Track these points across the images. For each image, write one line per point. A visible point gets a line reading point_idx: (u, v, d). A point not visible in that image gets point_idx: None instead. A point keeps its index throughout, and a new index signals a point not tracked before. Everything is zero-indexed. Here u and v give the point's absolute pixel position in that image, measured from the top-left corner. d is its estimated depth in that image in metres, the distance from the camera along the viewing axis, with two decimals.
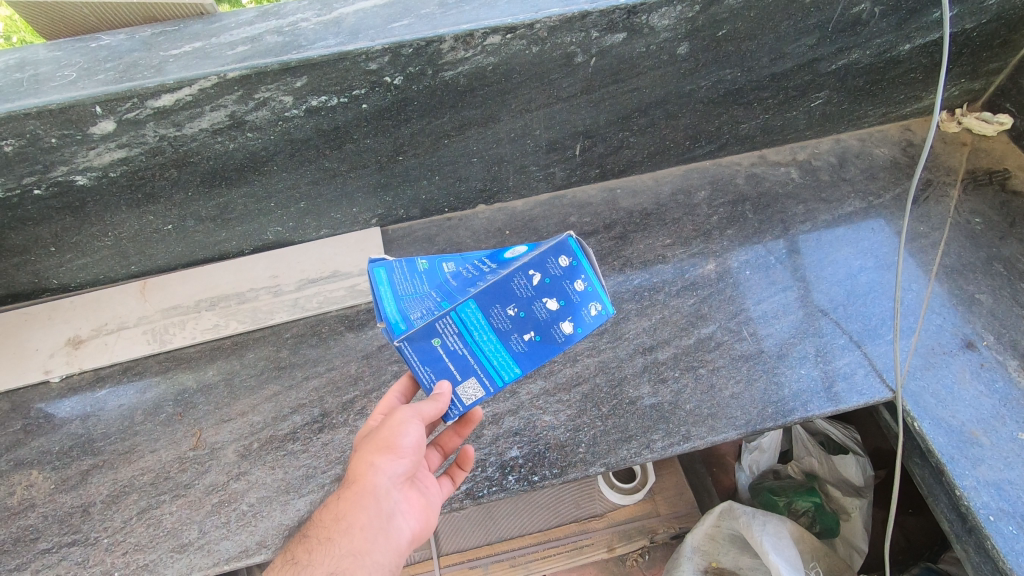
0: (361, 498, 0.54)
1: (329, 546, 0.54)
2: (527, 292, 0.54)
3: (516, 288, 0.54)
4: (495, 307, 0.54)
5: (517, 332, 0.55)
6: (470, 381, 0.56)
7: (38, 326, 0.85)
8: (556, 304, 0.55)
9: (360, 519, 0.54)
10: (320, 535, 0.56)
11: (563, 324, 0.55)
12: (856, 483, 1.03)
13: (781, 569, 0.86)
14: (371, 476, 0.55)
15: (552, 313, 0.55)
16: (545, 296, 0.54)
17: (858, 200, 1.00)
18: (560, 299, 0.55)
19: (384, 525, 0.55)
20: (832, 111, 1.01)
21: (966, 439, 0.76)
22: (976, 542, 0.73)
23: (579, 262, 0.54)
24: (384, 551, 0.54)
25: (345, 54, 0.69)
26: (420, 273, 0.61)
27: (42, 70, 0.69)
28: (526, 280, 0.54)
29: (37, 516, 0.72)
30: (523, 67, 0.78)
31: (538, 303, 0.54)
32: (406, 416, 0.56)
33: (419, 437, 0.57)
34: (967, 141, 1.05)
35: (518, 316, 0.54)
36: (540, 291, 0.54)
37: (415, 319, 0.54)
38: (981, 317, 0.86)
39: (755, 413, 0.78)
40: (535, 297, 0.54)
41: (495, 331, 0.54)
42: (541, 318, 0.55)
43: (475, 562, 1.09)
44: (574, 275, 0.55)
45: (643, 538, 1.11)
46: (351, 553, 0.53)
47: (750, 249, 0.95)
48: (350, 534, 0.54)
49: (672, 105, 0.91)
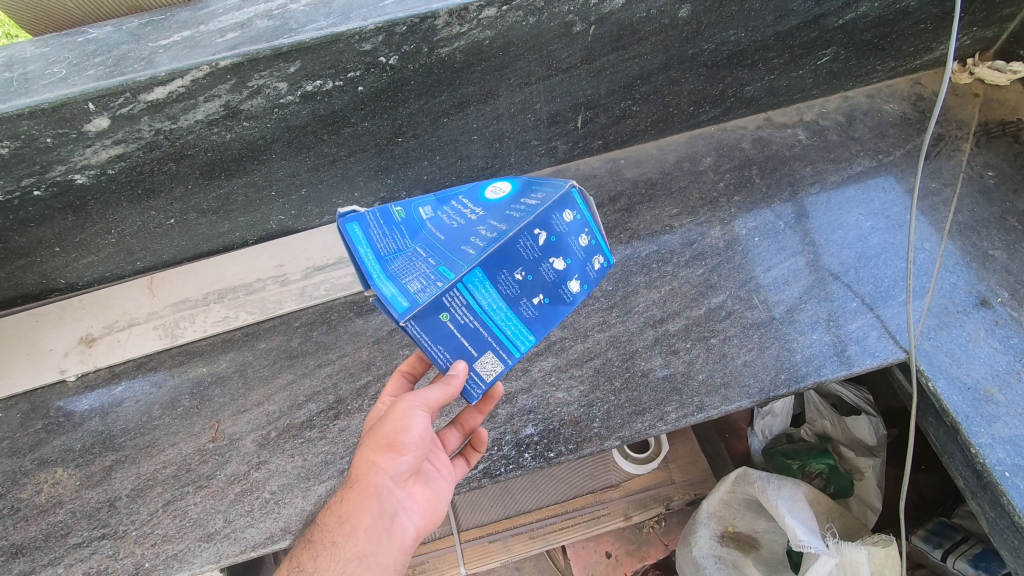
0: (364, 500, 0.56)
1: (334, 551, 0.56)
2: (533, 254, 0.53)
3: (523, 251, 0.52)
4: (502, 273, 0.52)
5: (526, 297, 0.54)
6: (487, 355, 0.54)
7: (49, 326, 0.85)
8: (564, 263, 0.55)
9: (364, 520, 0.57)
10: (326, 538, 0.59)
11: (571, 283, 0.56)
12: (869, 443, 1.04)
13: (798, 533, 0.86)
14: (374, 477, 0.57)
15: (560, 273, 0.55)
16: (552, 256, 0.54)
17: (868, 158, 0.98)
18: (567, 257, 0.55)
19: (387, 525, 0.57)
20: (839, 68, 0.98)
21: (981, 397, 0.76)
22: (991, 498, 0.74)
23: (583, 217, 0.56)
24: (388, 552, 0.57)
25: (338, 35, 0.67)
26: (397, 225, 0.59)
27: (31, 68, 0.68)
28: (533, 241, 0.53)
29: (65, 512, 0.74)
30: (521, 39, 0.76)
31: (545, 264, 0.54)
32: (407, 410, 0.57)
33: (425, 431, 0.57)
34: (979, 92, 1.02)
35: (526, 280, 0.53)
36: (547, 252, 0.53)
37: (418, 293, 0.49)
38: (996, 274, 0.85)
39: (768, 380, 0.78)
40: (542, 258, 0.53)
41: (503, 299, 0.53)
42: (549, 279, 0.54)
43: (495, 535, 1.11)
44: (578, 231, 0.56)
45: (659, 505, 1.12)
46: (356, 557, 0.56)
47: (758, 214, 0.93)
48: (355, 536, 0.56)
49: (674, 70, 0.88)
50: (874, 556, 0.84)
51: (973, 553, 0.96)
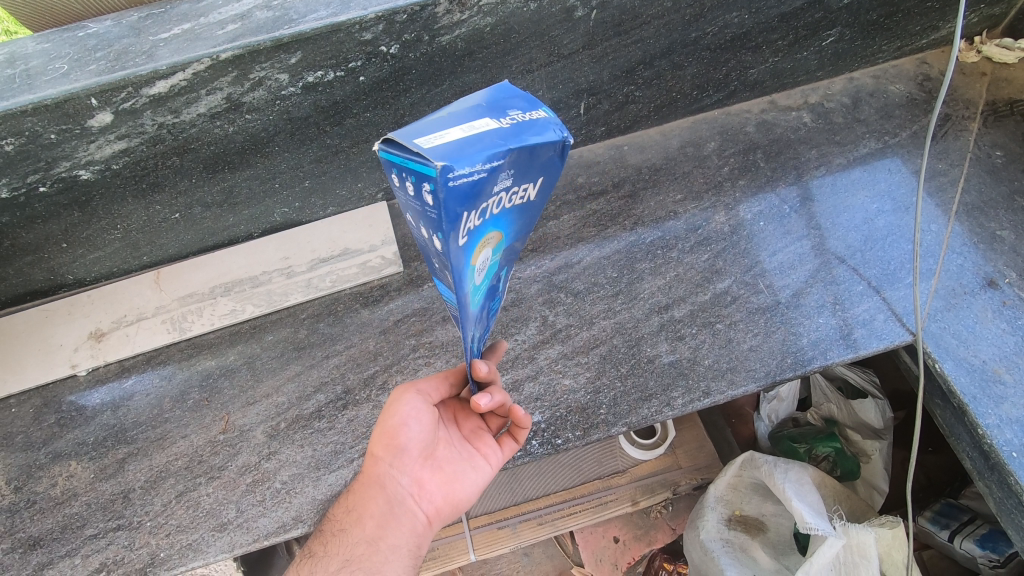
0: (368, 489, 0.60)
1: (343, 537, 0.60)
2: (416, 235, 0.43)
3: (415, 238, 0.44)
4: (428, 264, 0.47)
5: (444, 275, 0.45)
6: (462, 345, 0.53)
7: (59, 321, 0.86)
8: (423, 226, 0.40)
9: (370, 507, 0.59)
10: (337, 528, 0.62)
11: (436, 241, 0.40)
12: (875, 426, 1.05)
13: (805, 515, 0.86)
14: (374, 464, 0.60)
15: (428, 238, 0.41)
16: (417, 226, 0.41)
17: (874, 140, 0.97)
18: (420, 218, 0.39)
19: (393, 510, 0.59)
20: (844, 49, 0.97)
21: (989, 378, 0.76)
22: (998, 478, 0.74)
23: (393, 166, 0.36)
24: (397, 535, 0.58)
25: (339, 25, 0.67)
26: None
27: (33, 63, 0.68)
28: (409, 223, 0.43)
29: (81, 504, 0.75)
30: (522, 25, 0.76)
31: (422, 237, 0.42)
32: (396, 397, 0.60)
33: (415, 412, 0.59)
34: (987, 71, 1.01)
35: (434, 262, 0.44)
36: (415, 226, 0.42)
37: None
38: (1004, 255, 0.84)
39: (774, 365, 0.78)
40: (417, 233, 0.42)
41: (444, 286, 0.47)
42: (432, 251, 0.42)
43: (504, 522, 1.12)
44: (404, 182, 0.37)
45: (666, 490, 1.13)
46: (364, 542, 0.58)
47: (763, 198, 0.93)
48: (363, 522, 0.59)
49: (678, 54, 0.88)
50: (881, 537, 0.85)
51: (979, 533, 0.97)
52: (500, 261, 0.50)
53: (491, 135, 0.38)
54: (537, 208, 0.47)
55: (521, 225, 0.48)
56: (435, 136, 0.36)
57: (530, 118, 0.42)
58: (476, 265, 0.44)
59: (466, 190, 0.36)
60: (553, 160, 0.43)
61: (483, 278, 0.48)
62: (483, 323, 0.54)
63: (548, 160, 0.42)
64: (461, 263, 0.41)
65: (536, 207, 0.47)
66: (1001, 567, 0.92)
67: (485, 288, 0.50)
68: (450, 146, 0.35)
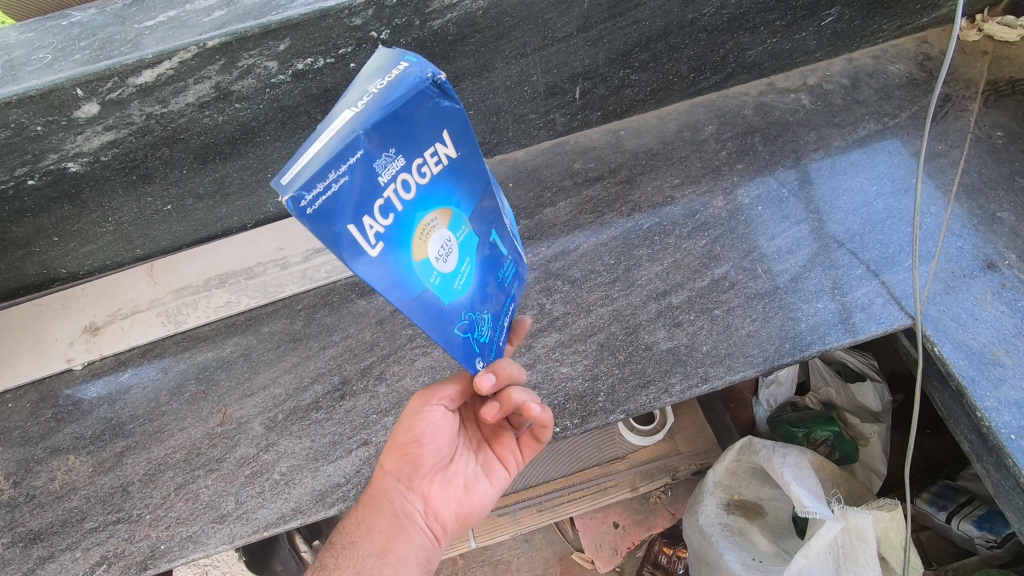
0: (378, 502, 0.60)
1: (353, 549, 0.60)
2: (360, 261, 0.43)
3: None
4: None
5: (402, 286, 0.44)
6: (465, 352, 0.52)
7: (53, 316, 0.86)
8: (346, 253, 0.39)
9: (378, 522, 0.59)
10: (345, 539, 0.62)
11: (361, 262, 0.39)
12: (874, 409, 1.05)
13: (803, 499, 0.86)
14: (383, 478, 0.60)
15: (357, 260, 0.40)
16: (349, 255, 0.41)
17: (874, 122, 0.96)
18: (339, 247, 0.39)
19: (403, 526, 0.59)
20: (843, 29, 0.96)
21: (987, 360, 0.75)
22: (996, 460, 0.74)
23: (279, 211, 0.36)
24: (407, 549, 0.58)
25: (327, 10, 0.66)
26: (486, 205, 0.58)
27: (16, 54, 0.67)
28: None
29: (80, 498, 0.75)
30: (515, 8, 0.74)
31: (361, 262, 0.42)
32: (408, 414, 0.59)
33: (431, 428, 0.59)
34: (988, 50, 0.99)
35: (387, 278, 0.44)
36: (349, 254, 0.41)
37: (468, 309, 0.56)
38: (1003, 237, 0.84)
39: (773, 351, 0.78)
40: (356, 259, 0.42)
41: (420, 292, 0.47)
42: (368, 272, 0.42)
43: (506, 508, 1.14)
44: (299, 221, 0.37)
45: (665, 476, 1.14)
46: (373, 555, 0.59)
47: (761, 182, 0.92)
48: (372, 536, 0.59)
49: (673, 36, 0.86)
50: (879, 519, 0.86)
51: (977, 514, 0.98)
52: (473, 231, 0.48)
53: (342, 128, 0.36)
54: (467, 163, 0.45)
55: (464, 186, 0.46)
56: (296, 157, 0.35)
57: (391, 77, 0.38)
58: (428, 256, 0.43)
59: (330, 204, 0.35)
60: (438, 107, 0.40)
61: (454, 262, 0.46)
62: (496, 297, 0.52)
63: (430, 112, 0.40)
64: (394, 265, 0.40)
65: (466, 162, 0.45)
66: (998, 548, 0.95)
67: (471, 267, 0.48)
68: (299, 168, 0.34)
